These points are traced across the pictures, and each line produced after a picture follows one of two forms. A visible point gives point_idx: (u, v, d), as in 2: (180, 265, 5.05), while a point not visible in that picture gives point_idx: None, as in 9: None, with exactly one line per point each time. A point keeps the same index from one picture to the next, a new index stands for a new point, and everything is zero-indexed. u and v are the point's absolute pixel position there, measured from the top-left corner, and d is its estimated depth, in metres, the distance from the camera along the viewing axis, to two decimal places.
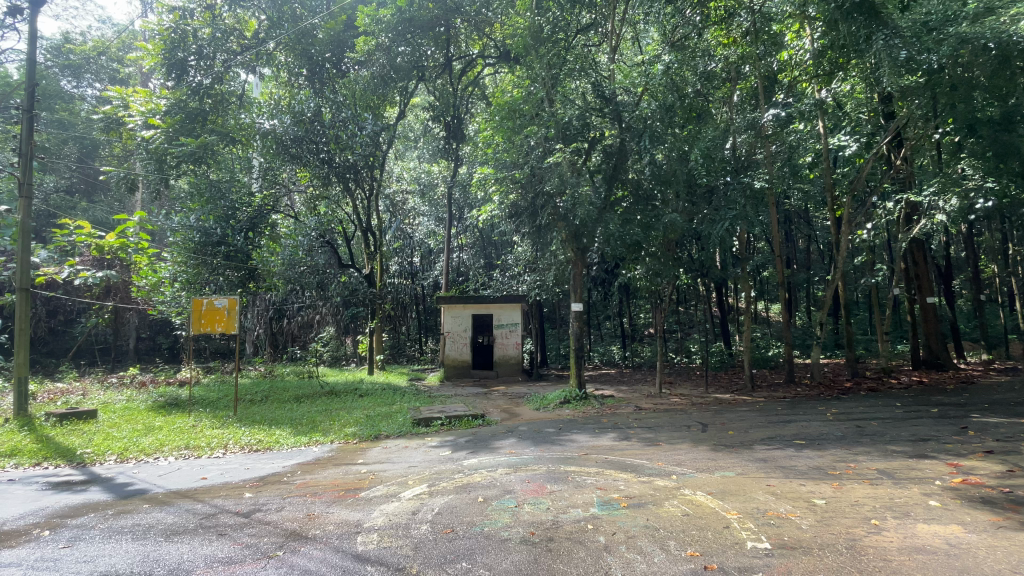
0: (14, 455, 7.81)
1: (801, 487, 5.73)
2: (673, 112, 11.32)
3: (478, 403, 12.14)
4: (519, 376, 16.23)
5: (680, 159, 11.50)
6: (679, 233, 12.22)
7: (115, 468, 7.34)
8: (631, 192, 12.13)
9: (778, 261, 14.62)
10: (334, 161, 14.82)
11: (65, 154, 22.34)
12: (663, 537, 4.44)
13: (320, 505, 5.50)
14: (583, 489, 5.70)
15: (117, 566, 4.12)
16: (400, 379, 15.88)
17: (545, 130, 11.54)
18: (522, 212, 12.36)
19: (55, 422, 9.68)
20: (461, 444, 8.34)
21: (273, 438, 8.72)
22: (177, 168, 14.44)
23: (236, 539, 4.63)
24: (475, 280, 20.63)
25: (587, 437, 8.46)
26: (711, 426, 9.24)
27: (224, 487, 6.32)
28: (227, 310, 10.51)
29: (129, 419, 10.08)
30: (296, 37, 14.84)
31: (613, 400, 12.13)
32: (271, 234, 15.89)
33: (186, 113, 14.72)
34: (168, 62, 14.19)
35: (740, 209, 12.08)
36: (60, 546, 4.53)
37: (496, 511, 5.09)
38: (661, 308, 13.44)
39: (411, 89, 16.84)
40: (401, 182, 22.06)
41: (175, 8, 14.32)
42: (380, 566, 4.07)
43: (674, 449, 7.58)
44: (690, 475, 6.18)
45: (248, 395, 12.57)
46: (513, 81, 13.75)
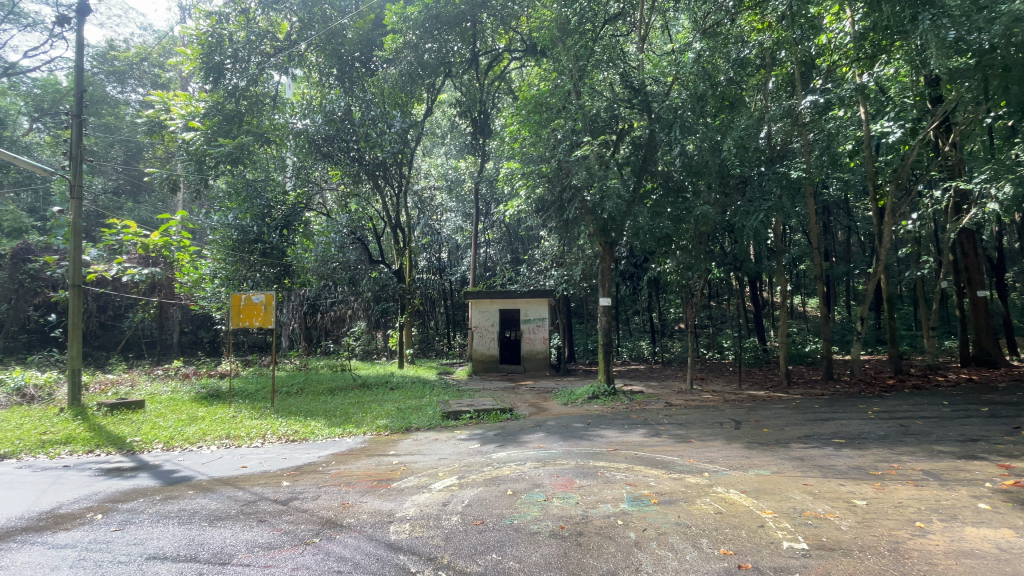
0: (69, 442, 8.29)
1: (840, 487, 5.54)
2: (704, 101, 11.16)
3: (506, 397, 12.27)
4: (547, 371, 16.29)
5: (712, 149, 11.29)
6: (711, 225, 11.97)
7: (161, 455, 7.71)
8: (661, 185, 11.81)
9: (817, 254, 13.97)
10: (364, 159, 15.27)
11: (112, 157, 23.51)
12: (695, 535, 4.38)
13: (353, 494, 5.65)
14: (613, 485, 5.67)
15: (165, 549, 4.33)
16: (429, 373, 16.08)
17: (572, 123, 11.43)
18: (549, 207, 12.06)
19: (107, 411, 10.26)
20: (490, 437, 8.40)
21: (309, 429, 9.00)
22: (215, 168, 14.85)
23: (275, 526, 4.80)
24: (503, 275, 20.79)
25: (615, 433, 8.41)
26: (744, 423, 9.02)
27: (263, 475, 6.57)
28: (263, 305, 10.84)
29: (174, 409, 10.59)
30: (327, 37, 15.09)
31: (642, 396, 12.01)
32: (304, 232, 16.38)
33: (224, 115, 14.94)
34: (205, 66, 14.53)
35: (775, 199, 11.60)
36: (112, 529, 4.80)
37: (525, 504, 5.12)
38: (693, 304, 13.17)
39: (438, 86, 17.02)
40: (429, 179, 22.44)
41: (212, 13, 14.63)
42: (413, 555, 4.15)
43: (706, 446, 7.43)
44: (724, 473, 6.06)
45: (286, 387, 13.05)
46: (540, 75, 13.76)
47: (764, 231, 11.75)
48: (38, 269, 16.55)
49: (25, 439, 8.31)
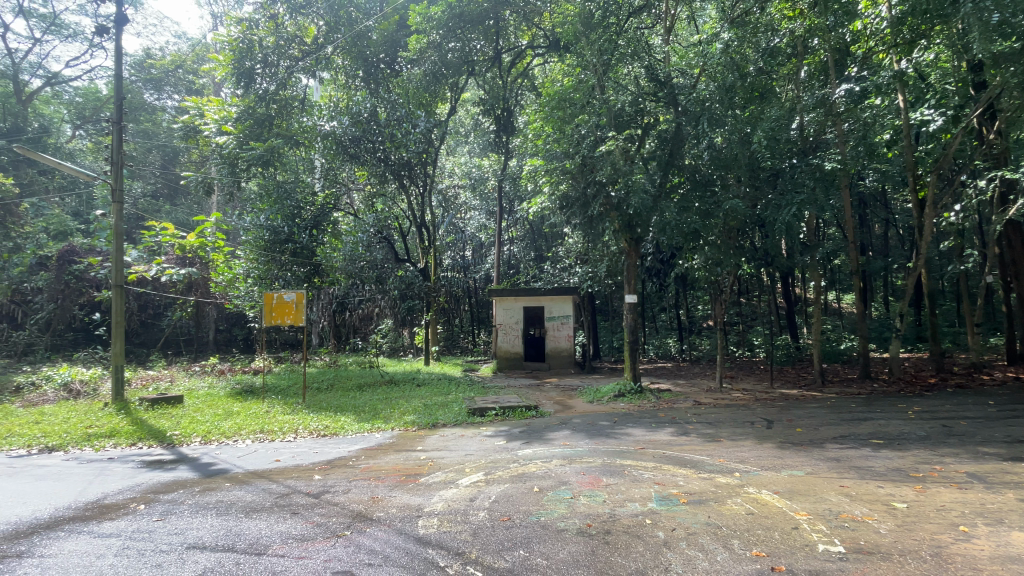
0: (113, 435, 8.68)
1: (878, 489, 5.35)
2: (734, 92, 10.92)
3: (531, 394, 12.28)
4: (572, 369, 16.28)
5: (742, 141, 11.03)
6: (741, 220, 11.69)
7: (200, 449, 8.02)
8: (689, 178, 11.69)
9: (853, 248, 13.48)
10: (389, 159, 15.86)
11: (150, 162, 24.43)
12: (726, 535, 4.30)
13: (383, 489, 5.75)
14: (641, 484, 5.61)
15: (204, 538, 4.50)
16: (455, 370, 16.23)
17: (597, 119, 11.35)
18: (573, 203, 11.81)
19: (148, 406, 10.70)
20: (515, 434, 8.42)
21: (339, 424, 9.20)
22: (247, 171, 15.22)
23: (308, 518, 4.93)
24: (527, 273, 20.69)
25: (643, 431, 8.33)
26: (776, 422, 8.79)
27: (296, 469, 6.75)
28: (295, 303, 11.13)
29: (211, 404, 10.99)
30: (352, 40, 15.33)
31: (669, 394, 11.87)
32: (332, 232, 16.73)
33: (255, 119, 15.06)
34: (237, 72, 14.96)
35: (809, 192, 11.16)
36: (154, 519, 5.01)
37: (552, 501, 5.13)
38: (722, 300, 12.92)
39: (461, 84, 17.14)
40: (453, 177, 22.69)
41: (243, 20, 14.98)
42: (441, 549, 4.21)
43: (737, 446, 7.28)
44: (755, 473, 5.93)
45: (316, 383, 13.41)
46: (564, 70, 13.64)
47: (797, 225, 11.35)
48: (83, 270, 17.35)
49: (73, 432, 8.74)
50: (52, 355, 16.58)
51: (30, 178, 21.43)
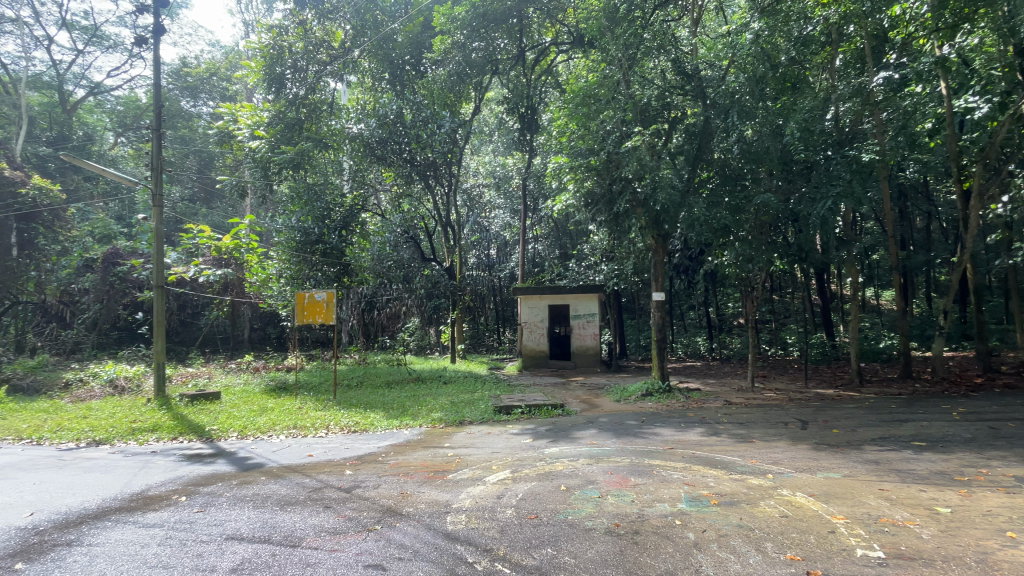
0: (156, 430, 9.08)
1: (920, 493, 5.14)
2: (764, 83, 10.65)
3: (557, 393, 12.23)
4: (598, 367, 16.17)
5: (773, 134, 10.78)
6: (773, 214, 11.40)
7: (237, 443, 8.31)
8: (717, 173, 11.48)
9: (893, 243, 12.92)
10: (415, 159, 16.24)
11: (188, 167, 25.56)
12: (759, 538, 4.21)
13: (411, 484, 5.85)
14: (670, 484, 5.54)
15: (242, 530, 4.67)
16: (481, 368, 16.32)
17: (622, 114, 11.23)
18: (598, 200, 11.83)
19: (188, 402, 11.15)
20: (542, 432, 8.44)
21: (369, 421, 9.39)
22: (279, 174, 15.60)
23: (340, 512, 5.05)
24: (552, 271, 20.55)
25: (671, 431, 8.22)
26: (811, 423, 8.54)
27: (328, 464, 6.92)
28: (325, 302, 11.37)
29: (247, 400, 11.38)
30: (379, 43, 15.54)
31: (699, 393, 11.68)
32: (361, 233, 17.07)
33: (286, 124, 15.66)
34: (268, 78, 15.35)
35: (844, 184, 10.75)
36: (195, 510, 5.22)
37: (579, 500, 5.11)
38: (753, 297, 12.64)
39: (486, 83, 17.18)
40: (478, 177, 22.75)
41: (273, 27, 15.30)
42: (469, 546, 4.25)
43: (770, 447, 7.11)
44: (789, 475, 5.78)
45: (346, 380, 13.73)
46: (588, 66, 13.47)
47: (833, 220, 10.95)
48: (127, 272, 18.18)
49: (118, 427, 9.19)
50: (98, 354, 17.44)
51: (77, 184, 22.53)
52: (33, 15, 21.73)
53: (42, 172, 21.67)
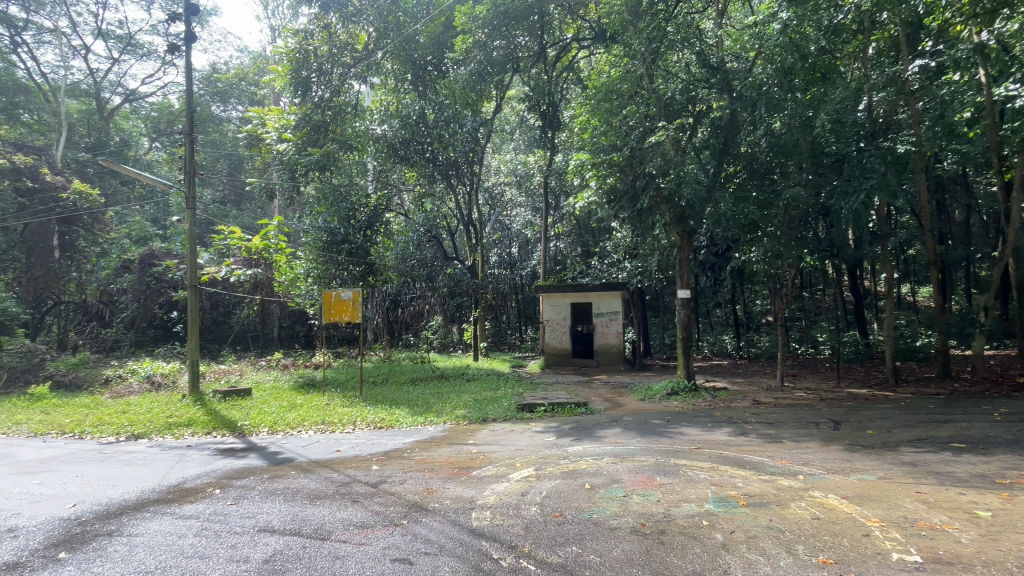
0: (191, 425, 9.41)
1: (960, 496, 4.94)
2: (794, 74, 10.36)
3: (580, 391, 12.18)
4: (621, 366, 16.04)
5: (803, 126, 10.49)
6: (803, 209, 11.09)
7: (268, 438, 8.55)
8: (745, 167, 11.27)
9: (930, 236, 12.40)
10: (438, 159, 16.44)
11: (218, 170, 26.39)
12: (789, 540, 4.12)
13: (437, 480, 5.93)
14: (697, 484, 5.46)
15: (273, 522, 4.81)
16: (503, 366, 16.36)
17: (646, 108, 11.26)
18: (622, 196, 11.66)
19: (221, 398, 11.50)
20: (565, 431, 8.42)
21: (394, 417, 9.53)
22: (305, 176, 15.91)
23: (367, 507, 5.15)
24: (574, 269, 20.45)
25: (698, 431, 8.10)
26: (843, 424, 8.30)
27: (355, 459, 7.06)
28: (352, 301, 11.60)
29: (277, 397, 11.68)
30: (401, 44, 15.64)
31: (726, 392, 11.47)
32: (385, 232, 17.34)
33: (311, 126, 15.84)
34: (294, 82, 15.65)
35: (879, 176, 10.32)
36: (228, 503, 5.40)
37: (604, 499, 5.09)
38: (782, 294, 12.37)
39: (506, 82, 17.20)
40: (499, 175, 22.76)
41: (299, 31, 15.53)
42: (494, 542, 4.28)
43: (800, 447, 6.94)
44: (821, 476, 5.63)
45: (372, 377, 13.98)
46: (611, 61, 13.32)
47: (866, 214, 10.57)
48: (162, 273, 18.83)
49: (155, 422, 9.55)
50: (136, 351, 18.13)
51: (114, 188, 23.43)
52: (71, 26, 22.70)
53: (81, 177, 22.55)
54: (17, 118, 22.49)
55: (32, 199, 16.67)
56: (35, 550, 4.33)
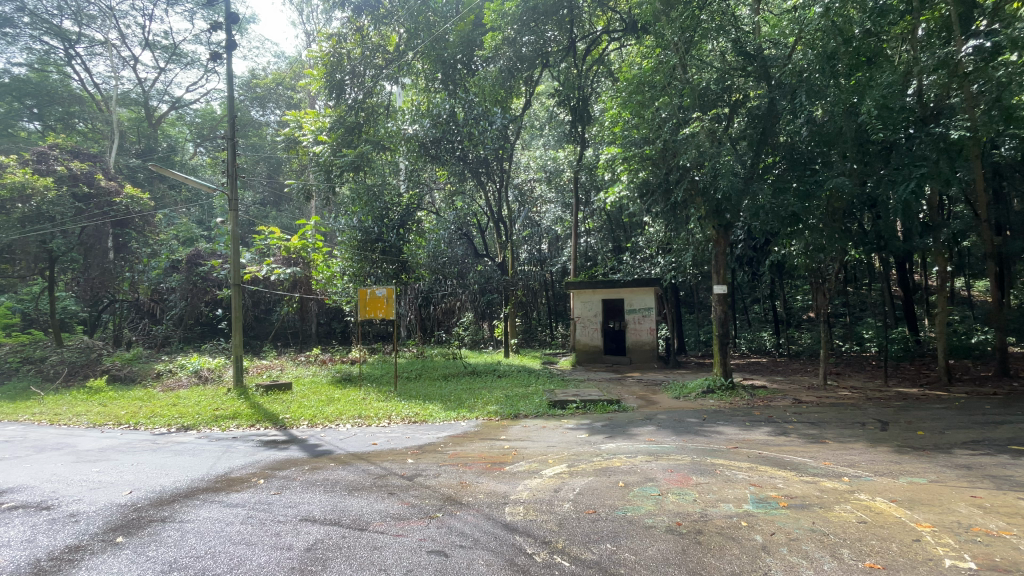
0: (236, 417, 9.84)
1: (1022, 502, 4.65)
2: (837, 59, 9.91)
3: (612, 388, 12.10)
4: (654, 363, 15.79)
5: (847, 113, 10.06)
6: (848, 200, 10.62)
7: (308, 431, 8.85)
8: (784, 157, 10.85)
9: (988, 227, 11.62)
10: (468, 157, 16.73)
11: (258, 173, 27.42)
12: (834, 544, 3.98)
13: (470, 475, 6.01)
14: (734, 484, 5.35)
15: (314, 512, 4.99)
16: (534, 363, 16.40)
17: (679, 100, 10.98)
18: (654, 190, 11.65)
19: (263, 392, 11.97)
20: (598, 428, 8.38)
21: (428, 412, 9.71)
22: (340, 177, 16.30)
23: (403, 499, 5.27)
24: (605, 265, 20.24)
25: (735, 430, 7.91)
26: (892, 424, 7.93)
27: (391, 453, 7.23)
28: (386, 298, 11.81)
29: (316, 391, 12.08)
30: (432, 44, 15.66)
31: (765, 391, 11.12)
32: (417, 230, 17.72)
33: (346, 127, 16.22)
34: (329, 85, 16.01)
35: (930, 164, 9.80)
36: (272, 493, 5.63)
37: (638, 497, 5.04)
38: (824, 289, 11.91)
39: (536, 78, 17.13)
40: (529, 171, 22.62)
41: (333, 35, 15.88)
42: (528, 537, 4.31)
43: (844, 448, 6.68)
44: (867, 478, 5.41)
45: (406, 372, 14.29)
46: (642, 52, 13.11)
47: (915, 204, 10.09)
48: (207, 272, 19.66)
49: (203, 414, 10.05)
50: (184, 347, 19.05)
51: (163, 192, 24.71)
52: (121, 38, 23.95)
53: (133, 181, 23.78)
54: (74, 127, 24.63)
55: (88, 203, 17.34)
56: (95, 535, 4.62)
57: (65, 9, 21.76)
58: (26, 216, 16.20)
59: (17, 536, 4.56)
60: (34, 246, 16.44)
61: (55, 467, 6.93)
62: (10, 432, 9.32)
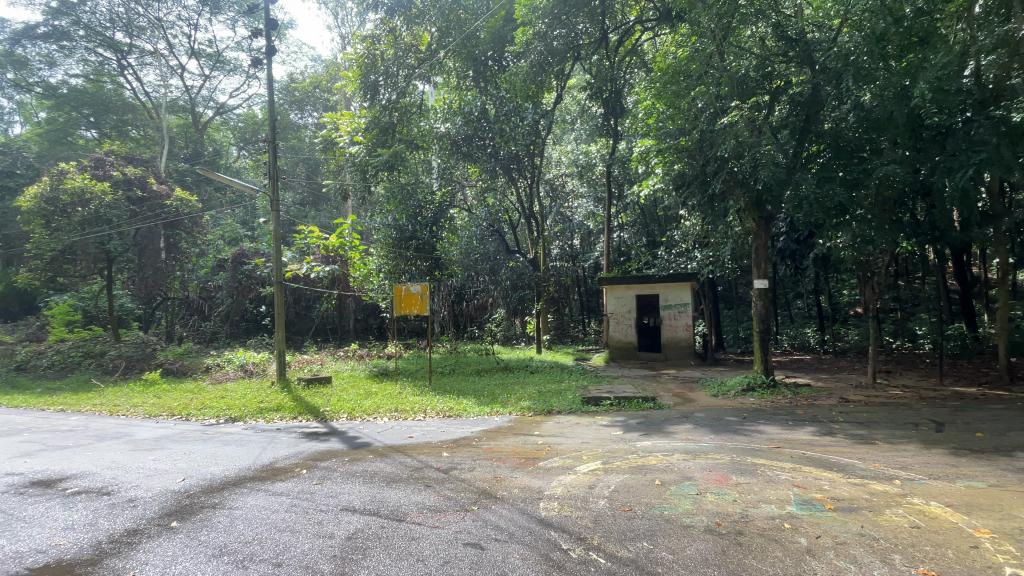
0: (279, 410, 10.24)
1: None
2: (886, 41, 9.40)
3: (647, 386, 11.90)
4: (691, 360, 15.42)
5: (898, 97, 9.57)
6: (899, 188, 10.05)
7: (347, 423, 9.12)
8: (829, 145, 10.35)
9: None
10: (499, 154, 16.75)
11: (298, 174, 28.49)
12: (884, 549, 3.81)
13: (505, 469, 6.07)
14: (776, 485, 5.19)
15: (354, 502, 5.15)
16: (567, 359, 16.37)
17: (717, 87, 10.58)
18: (690, 182, 11.51)
19: (305, 385, 12.42)
20: (633, 425, 8.28)
21: (462, 406, 9.85)
22: (376, 176, 16.63)
23: (439, 491, 5.37)
24: (639, 259, 19.91)
25: (777, 429, 7.66)
26: (948, 425, 7.48)
27: (427, 446, 7.37)
28: (420, 294, 12.00)
29: (354, 385, 12.45)
30: (463, 42, 15.81)
31: (809, 389, 10.69)
32: (449, 228, 18.61)
33: (380, 128, 16.44)
34: (364, 86, 16.31)
35: (991, 149, 9.17)
36: (314, 482, 5.85)
37: (675, 496, 4.96)
38: (874, 283, 11.34)
39: (568, 71, 16.92)
40: (560, 166, 22.40)
41: (366, 37, 16.06)
42: (563, 533, 4.32)
43: (896, 450, 6.37)
44: (920, 482, 5.14)
45: (440, 367, 14.51)
46: (677, 41, 12.79)
47: (974, 191, 9.50)
48: (251, 270, 20.51)
49: (249, 406, 10.50)
50: (231, 342, 19.95)
51: (209, 195, 25.89)
52: (169, 47, 25.15)
53: (182, 185, 24.54)
54: (127, 134, 26.14)
55: (142, 207, 18.28)
56: (153, 518, 4.93)
57: (117, 21, 22.94)
58: (86, 219, 17.13)
59: (80, 520, 4.91)
60: (94, 246, 17.37)
61: (114, 454, 7.42)
62: (75, 421, 10.01)
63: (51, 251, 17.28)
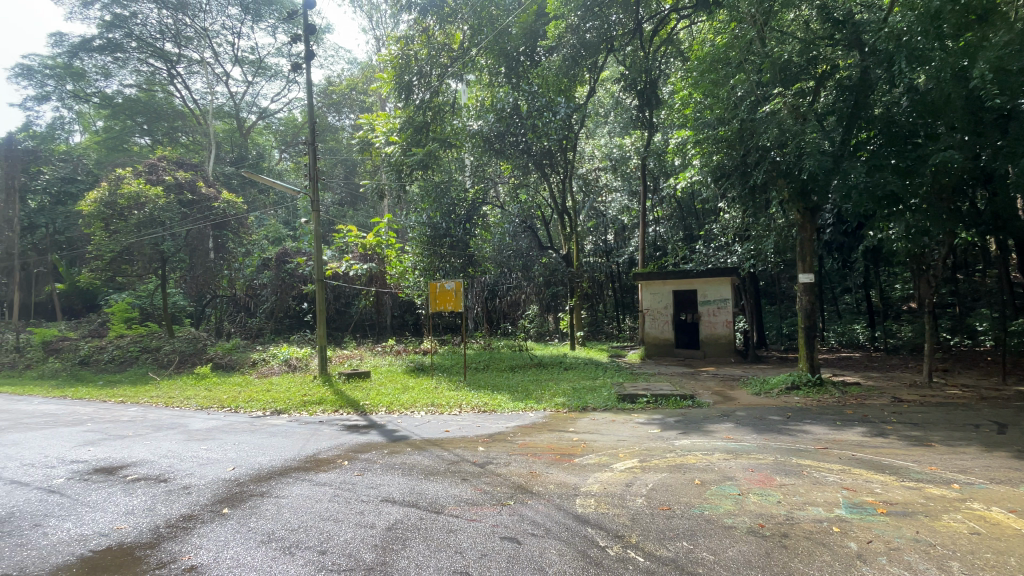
0: (321, 403, 10.61)
1: None
2: (943, 20, 8.72)
3: (685, 383, 11.66)
4: (730, 357, 14.98)
5: (955, 78, 8.96)
6: (958, 175, 9.40)
7: (386, 417, 9.36)
8: (881, 132, 9.78)
9: None
10: (532, 150, 17.13)
11: (337, 174, 29.59)
12: (941, 556, 3.61)
13: (540, 465, 6.09)
14: (824, 487, 5.00)
15: (394, 494, 5.29)
16: (602, 355, 16.26)
17: (757, 75, 10.25)
18: (730, 173, 11.20)
19: (346, 379, 12.86)
20: (670, 423, 8.15)
21: (497, 402, 9.94)
22: (410, 175, 16.94)
23: (475, 485, 5.44)
24: (675, 254, 19.48)
25: (824, 429, 7.36)
26: (1014, 428, 7.00)
27: (463, 440, 7.47)
28: (454, 291, 12.11)
29: (392, 379, 12.80)
30: (495, 39, 15.40)
31: (858, 389, 10.21)
32: (483, 225, 19.31)
33: (414, 127, 16.49)
34: (398, 87, 16.27)
35: None
36: (355, 474, 6.04)
37: (716, 496, 4.86)
38: (929, 276, 10.71)
39: (601, 64, 16.44)
40: (593, 160, 21.99)
41: (400, 37, 16.08)
42: (601, 530, 4.30)
43: (954, 453, 6.00)
44: (982, 486, 4.83)
45: (475, 363, 14.69)
46: (716, 28, 12.48)
47: None
48: (293, 269, 21.31)
49: (293, 400, 10.94)
50: (275, 338, 20.81)
51: (253, 196, 27.03)
52: (214, 56, 26.29)
53: (229, 188, 26.15)
54: (178, 140, 27.61)
55: (192, 208, 19.32)
56: (205, 505, 5.21)
57: (166, 32, 24.17)
58: (141, 220, 17.99)
59: (140, 505, 5.24)
60: (149, 247, 18.37)
61: (170, 444, 7.87)
62: (135, 412, 10.67)
63: (110, 252, 18.19)
